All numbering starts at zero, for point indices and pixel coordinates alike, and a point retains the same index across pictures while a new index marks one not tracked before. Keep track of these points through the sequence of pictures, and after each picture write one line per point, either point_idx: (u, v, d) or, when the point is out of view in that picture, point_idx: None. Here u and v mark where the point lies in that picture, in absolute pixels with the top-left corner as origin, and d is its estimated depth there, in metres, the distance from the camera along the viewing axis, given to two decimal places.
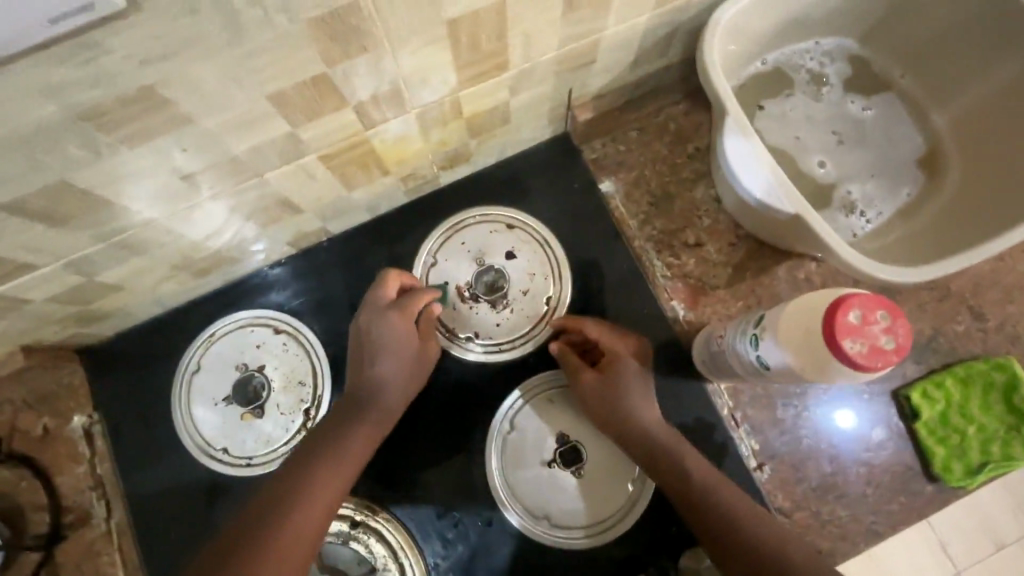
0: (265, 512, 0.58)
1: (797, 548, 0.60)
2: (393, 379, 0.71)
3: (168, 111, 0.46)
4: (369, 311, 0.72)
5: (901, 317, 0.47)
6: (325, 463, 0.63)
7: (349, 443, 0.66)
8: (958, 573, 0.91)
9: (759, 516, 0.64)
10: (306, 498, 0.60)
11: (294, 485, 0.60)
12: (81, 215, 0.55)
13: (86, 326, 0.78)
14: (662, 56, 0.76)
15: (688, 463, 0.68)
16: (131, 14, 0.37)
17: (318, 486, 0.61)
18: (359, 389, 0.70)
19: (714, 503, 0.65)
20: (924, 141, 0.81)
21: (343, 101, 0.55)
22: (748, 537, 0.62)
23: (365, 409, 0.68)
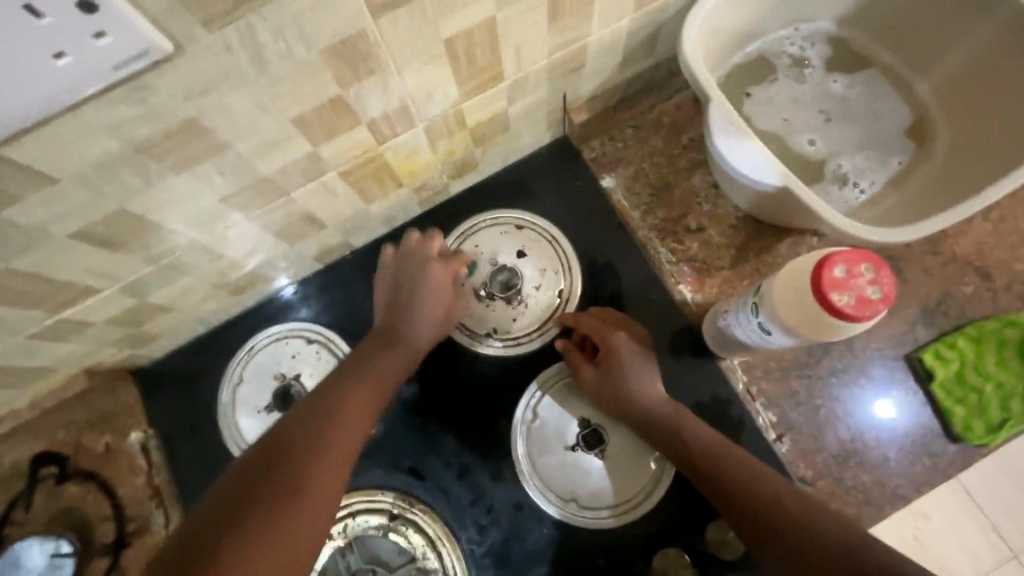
0: (313, 420, 0.62)
1: (823, 513, 0.62)
2: (425, 326, 0.77)
3: (207, 140, 0.53)
4: (410, 261, 0.79)
5: (885, 267, 0.50)
6: (360, 389, 0.68)
7: (379, 373, 0.71)
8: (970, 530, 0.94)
9: (759, 468, 0.68)
10: (348, 414, 0.64)
11: (337, 404, 0.65)
12: (135, 240, 0.62)
13: (138, 347, 0.85)
14: (648, 55, 0.81)
15: (690, 439, 0.72)
16: (176, 57, 0.43)
17: (356, 406, 0.66)
18: (394, 330, 0.76)
19: (723, 466, 0.69)
20: (912, 111, 0.84)
21: (357, 119, 0.62)
22: (770, 502, 0.65)
23: (394, 345, 0.75)
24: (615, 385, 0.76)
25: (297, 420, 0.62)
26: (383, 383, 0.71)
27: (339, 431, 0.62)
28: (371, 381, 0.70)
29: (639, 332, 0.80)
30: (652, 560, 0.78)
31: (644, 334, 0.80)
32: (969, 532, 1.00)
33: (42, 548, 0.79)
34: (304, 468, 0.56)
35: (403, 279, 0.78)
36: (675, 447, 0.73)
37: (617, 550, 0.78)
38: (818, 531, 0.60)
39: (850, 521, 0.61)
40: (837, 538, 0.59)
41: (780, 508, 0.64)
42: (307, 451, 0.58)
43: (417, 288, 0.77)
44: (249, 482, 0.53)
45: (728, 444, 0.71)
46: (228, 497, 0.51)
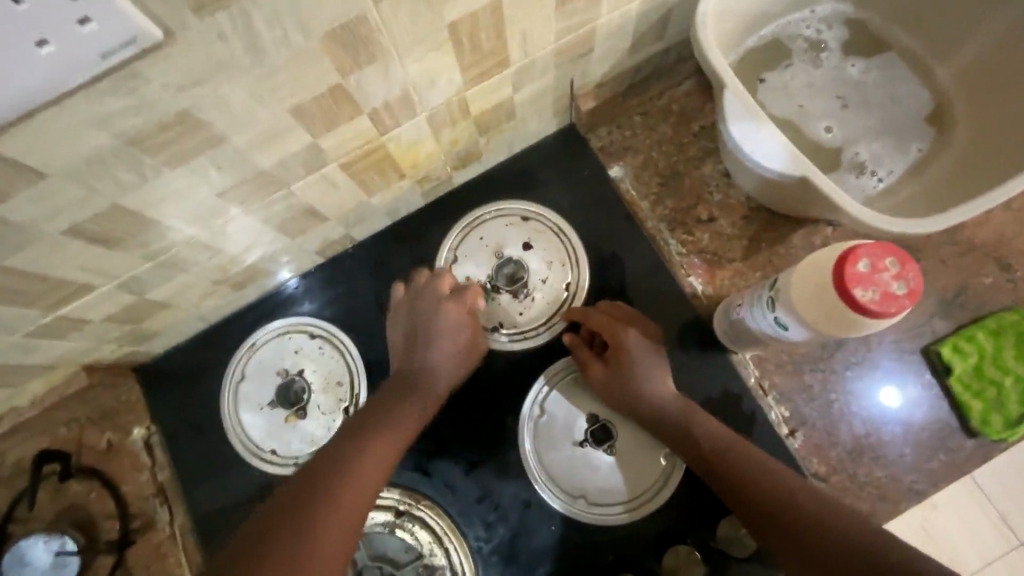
0: (325, 475, 0.62)
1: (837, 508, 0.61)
2: (445, 362, 0.76)
3: (202, 132, 0.51)
4: (426, 300, 0.78)
5: (911, 262, 0.48)
6: (380, 436, 0.67)
7: (400, 417, 0.70)
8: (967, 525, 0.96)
9: (771, 464, 0.67)
10: (364, 468, 0.63)
11: (353, 455, 0.64)
12: (131, 236, 0.60)
13: (138, 344, 0.84)
14: (658, 39, 0.78)
15: (701, 436, 0.71)
16: (167, 45, 0.41)
17: (374, 456, 0.65)
18: (414, 370, 0.75)
19: (735, 461, 0.68)
20: (931, 96, 0.81)
21: (358, 108, 0.59)
22: (783, 500, 0.63)
23: (414, 388, 0.74)
24: (625, 382, 0.75)
25: (310, 476, 0.62)
26: (404, 429, 0.70)
27: (352, 487, 0.61)
28: (389, 428, 0.68)
29: (650, 327, 0.78)
30: (661, 556, 0.77)
31: (656, 330, 0.78)
32: (981, 523, 0.99)
33: (47, 547, 0.78)
34: (309, 527, 0.56)
35: (420, 318, 0.77)
36: (685, 443, 0.72)
37: (626, 547, 0.77)
38: (834, 530, 0.58)
39: (864, 519, 0.59)
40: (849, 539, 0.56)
41: (793, 506, 0.62)
42: (317, 508, 0.58)
43: (431, 327, 0.76)
44: (254, 545, 0.54)
45: (740, 441, 0.70)
46: (232, 560, 0.52)
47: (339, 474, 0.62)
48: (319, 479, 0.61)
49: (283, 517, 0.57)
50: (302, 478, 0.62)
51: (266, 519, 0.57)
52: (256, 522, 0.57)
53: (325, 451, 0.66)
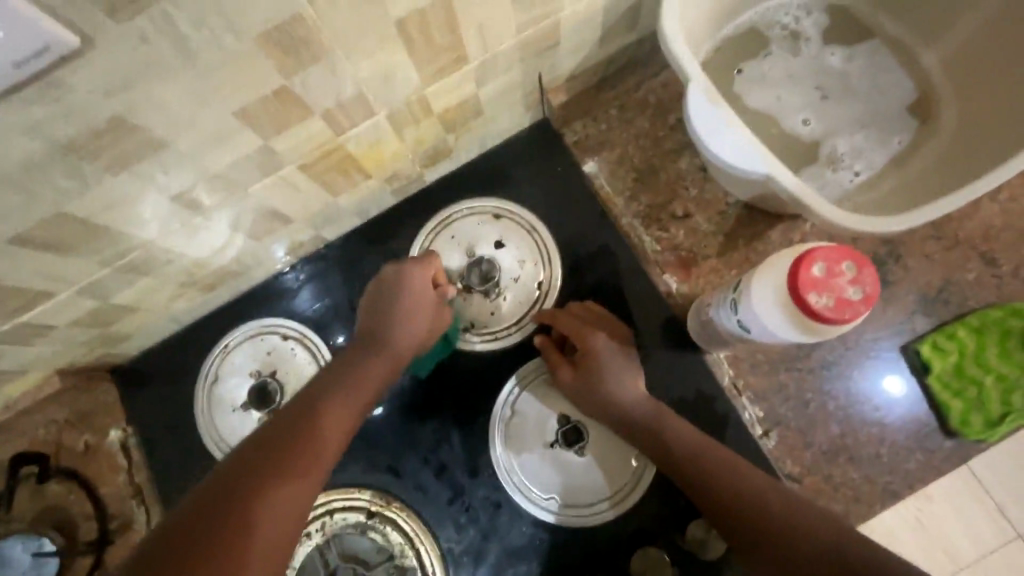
0: (286, 436, 0.58)
1: (809, 514, 0.59)
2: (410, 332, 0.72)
3: (142, 137, 0.50)
4: (395, 277, 0.73)
5: (868, 265, 0.46)
6: (337, 404, 0.63)
7: (360, 387, 0.67)
8: (946, 533, 0.97)
9: (742, 465, 0.65)
10: (318, 437, 0.59)
11: (307, 423, 0.60)
12: (84, 243, 0.59)
13: (111, 347, 0.84)
14: (629, 30, 0.76)
15: (670, 438, 0.69)
16: (87, 51, 0.40)
17: (334, 415, 0.62)
18: (379, 335, 0.71)
19: (704, 466, 0.66)
20: (915, 85, 0.78)
21: (307, 109, 0.58)
22: (759, 508, 0.61)
23: (376, 352, 0.70)
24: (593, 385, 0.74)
25: (266, 442, 0.57)
26: (364, 393, 0.67)
27: (315, 448, 0.58)
28: (350, 391, 0.65)
29: (618, 332, 0.77)
30: (631, 557, 0.76)
31: (625, 333, 0.77)
32: (970, 517, 0.98)
33: (25, 547, 0.79)
34: (267, 496, 0.52)
35: (385, 290, 0.73)
36: (654, 446, 0.71)
37: (597, 547, 0.77)
38: (808, 528, 0.57)
39: (828, 514, 0.59)
40: (812, 535, 0.56)
41: (759, 506, 0.61)
42: (279, 472, 0.54)
43: (400, 299, 0.72)
44: (215, 505, 0.50)
45: (711, 442, 0.68)
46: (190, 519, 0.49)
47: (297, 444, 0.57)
48: (280, 437, 0.58)
49: (244, 475, 0.53)
50: (257, 442, 0.58)
51: (219, 484, 0.53)
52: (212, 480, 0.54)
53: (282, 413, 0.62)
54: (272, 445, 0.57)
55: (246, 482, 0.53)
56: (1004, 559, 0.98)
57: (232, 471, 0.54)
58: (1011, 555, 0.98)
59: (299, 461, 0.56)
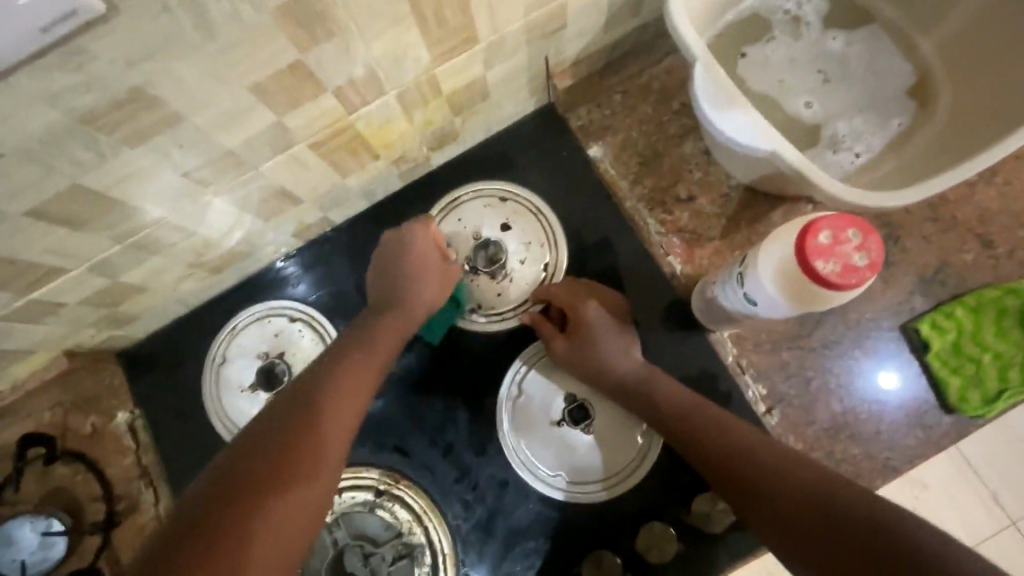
0: (295, 414, 0.58)
1: (796, 466, 0.59)
2: (418, 301, 0.74)
3: (160, 110, 0.51)
4: (402, 245, 0.75)
5: (873, 232, 0.47)
6: (353, 364, 0.65)
7: (374, 344, 0.68)
8: (942, 512, 0.99)
9: (728, 420, 0.67)
10: (335, 396, 0.61)
11: (325, 383, 0.62)
12: (98, 218, 0.60)
13: (118, 328, 0.84)
14: (634, 14, 0.77)
15: (662, 398, 0.71)
16: (111, 18, 0.41)
17: (352, 371, 0.64)
18: (387, 310, 0.72)
19: (695, 424, 0.68)
20: (914, 69, 0.79)
21: (321, 86, 0.59)
22: (745, 462, 0.62)
23: (389, 317, 0.72)
24: (586, 352, 0.74)
25: (286, 403, 0.60)
26: (375, 366, 0.67)
27: (327, 424, 0.58)
28: (367, 351, 0.67)
29: (610, 297, 0.78)
30: (637, 533, 0.77)
31: (618, 298, 0.78)
32: (967, 500, 1.00)
33: (33, 527, 0.78)
34: (291, 452, 0.54)
35: (392, 262, 0.75)
36: (648, 407, 0.72)
37: (603, 524, 0.78)
38: (790, 478, 0.58)
39: (817, 464, 0.60)
40: (790, 485, 0.58)
41: (752, 462, 0.62)
42: (300, 431, 0.56)
43: (408, 266, 0.75)
44: (229, 488, 0.50)
45: (700, 402, 0.69)
46: (206, 506, 0.48)
47: (316, 403, 0.59)
48: (291, 415, 0.58)
49: (267, 435, 0.56)
50: (277, 405, 0.60)
51: (244, 447, 0.55)
52: (223, 463, 0.53)
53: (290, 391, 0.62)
54: (284, 424, 0.57)
55: (259, 464, 0.53)
56: (1001, 542, 1.00)
57: (245, 451, 0.54)
58: (1008, 537, 1.00)
59: (312, 439, 0.56)
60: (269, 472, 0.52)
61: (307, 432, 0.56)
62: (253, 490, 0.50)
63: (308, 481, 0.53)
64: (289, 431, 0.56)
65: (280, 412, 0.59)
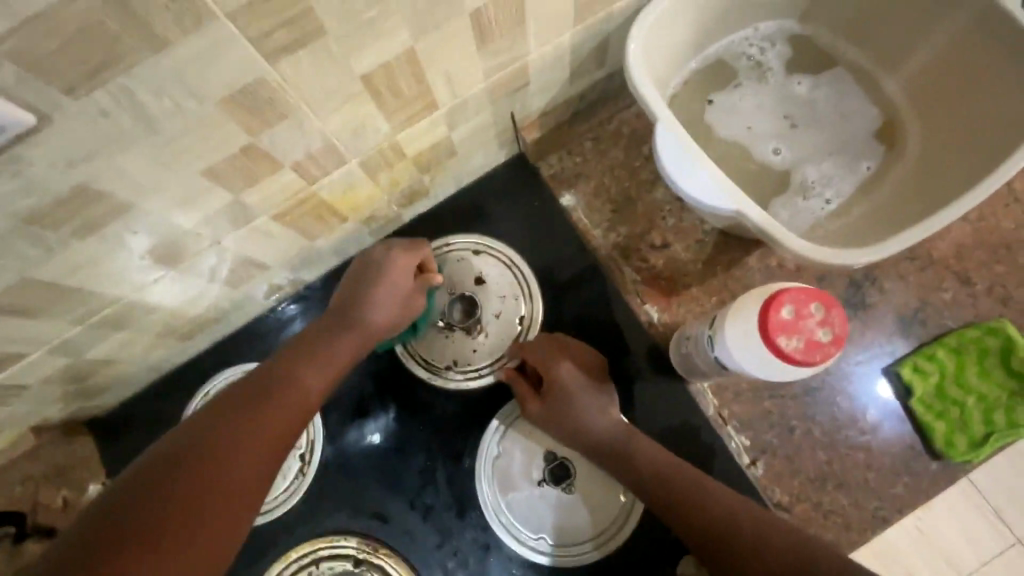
0: (229, 417, 0.56)
1: (774, 533, 0.60)
2: (381, 314, 0.71)
3: (108, 202, 0.50)
4: (373, 259, 0.73)
5: (835, 306, 0.47)
6: (300, 378, 0.62)
7: (326, 359, 0.65)
8: (944, 549, 0.97)
9: (707, 482, 0.66)
10: (272, 413, 0.58)
11: (267, 394, 0.59)
12: (52, 305, 0.58)
13: (87, 400, 0.82)
14: (597, 67, 0.77)
15: (641, 460, 0.69)
16: (45, 127, 0.40)
17: (299, 387, 0.61)
18: (343, 316, 0.70)
19: (674, 487, 0.67)
20: (880, 111, 0.80)
21: (277, 164, 0.58)
22: (724, 528, 0.63)
23: (349, 331, 0.69)
24: (562, 411, 0.73)
25: (223, 409, 0.57)
26: (326, 374, 0.65)
27: (260, 432, 0.56)
28: (316, 367, 0.64)
29: (589, 357, 0.76)
30: None
31: (595, 355, 0.76)
32: (968, 521, 0.97)
33: None
34: (212, 467, 0.51)
35: (360, 273, 0.73)
36: (626, 468, 0.70)
37: None
38: (769, 546, 0.59)
39: (794, 529, 0.60)
40: (765, 548, 0.59)
41: (737, 537, 0.61)
42: (228, 444, 0.53)
43: (380, 285, 0.71)
44: (139, 497, 0.46)
45: (678, 464, 0.69)
46: (119, 504, 0.46)
47: (250, 417, 0.56)
48: (224, 419, 0.55)
49: (194, 444, 0.52)
50: (212, 409, 0.57)
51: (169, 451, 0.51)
52: (144, 462, 0.51)
53: (230, 392, 0.60)
54: (220, 426, 0.54)
55: (185, 466, 0.50)
56: (1005, 562, 0.98)
57: (167, 456, 0.51)
58: (1011, 556, 0.98)
59: (248, 447, 0.54)
60: (197, 476, 0.49)
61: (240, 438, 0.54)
62: (174, 492, 0.48)
63: (238, 489, 0.51)
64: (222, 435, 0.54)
65: (214, 413, 0.56)
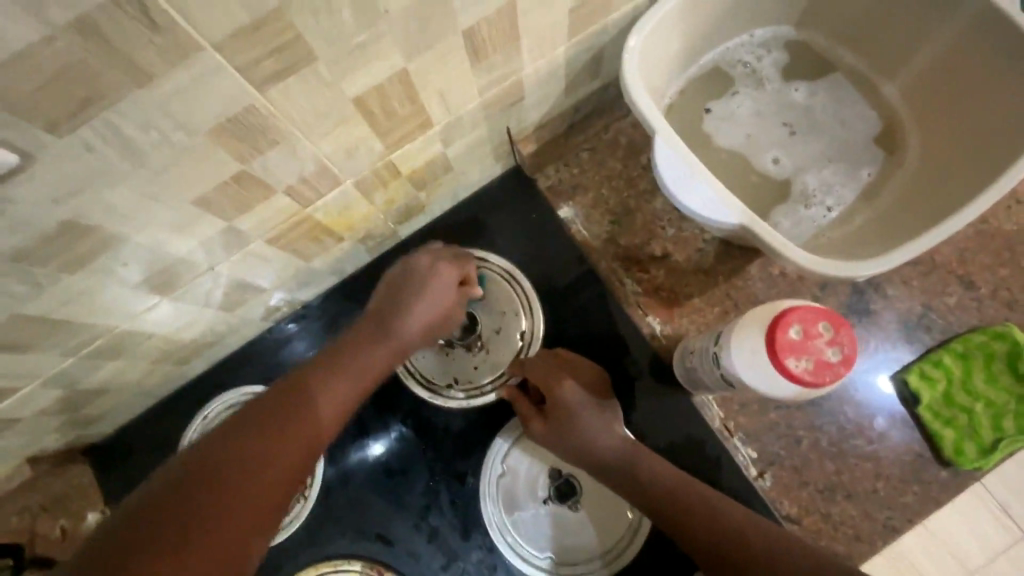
0: (255, 429, 0.55)
1: (781, 549, 0.59)
2: (416, 326, 0.69)
3: (97, 236, 0.49)
4: (415, 269, 0.71)
5: (844, 325, 0.47)
6: (328, 393, 0.60)
7: (356, 372, 0.63)
8: (956, 554, 0.96)
9: (712, 497, 0.66)
10: (297, 428, 0.56)
11: (295, 406, 0.58)
12: (43, 339, 0.57)
13: (83, 429, 0.81)
14: (592, 79, 0.76)
15: (645, 478, 0.69)
16: (28, 166, 0.39)
17: (327, 403, 0.60)
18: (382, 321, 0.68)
19: (679, 503, 0.66)
20: (879, 116, 0.79)
21: (271, 189, 0.57)
22: (731, 544, 0.62)
23: (382, 343, 0.67)
24: (567, 430, 0.72)
25: (252, 419, 0.55)
26: (356, 388, 0.63)
27: (284, 449, 0.54)
28: (346, 380, 0.62)
29: (590, 371, 0.75)
30: None
31: (596, 371, 0.76)
32: (976, 519, 0.96)
33: None
34: (234, 484, 0.50)
35: (401, 279, 0.70)
36: (629, 485, 0.70)
37: None
38: (776, 562, 0.58)
39: (800, 542, 0.60)
40: (774, 566, 0.58)
41: (740, 548, 0.61)
42: (252, 460, 0.52)
43: (419, 296, 0.69)
44: (161, 509, 0.46)
45: (681, 479, 0.68)
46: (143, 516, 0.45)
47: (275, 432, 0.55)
48: (251, 429, 0.54)
49: (218, 456, 0.51)
50: (240, 418, 0.56)
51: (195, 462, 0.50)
52: (171, 473, 0.50)
53: (259, 399, 0.58)
54: (247, 439, 0.53)
55: (208, 481, 0.49)
56: (1015, 561, 0.97)
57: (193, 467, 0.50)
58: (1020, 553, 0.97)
59: (270, 465, 0.53)
60: (220, 493, 0.49)
61: (266, 455, 0.53)
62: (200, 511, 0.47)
63: (258, 510, 0.50)
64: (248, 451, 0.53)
65: (241, 423, 0.55)
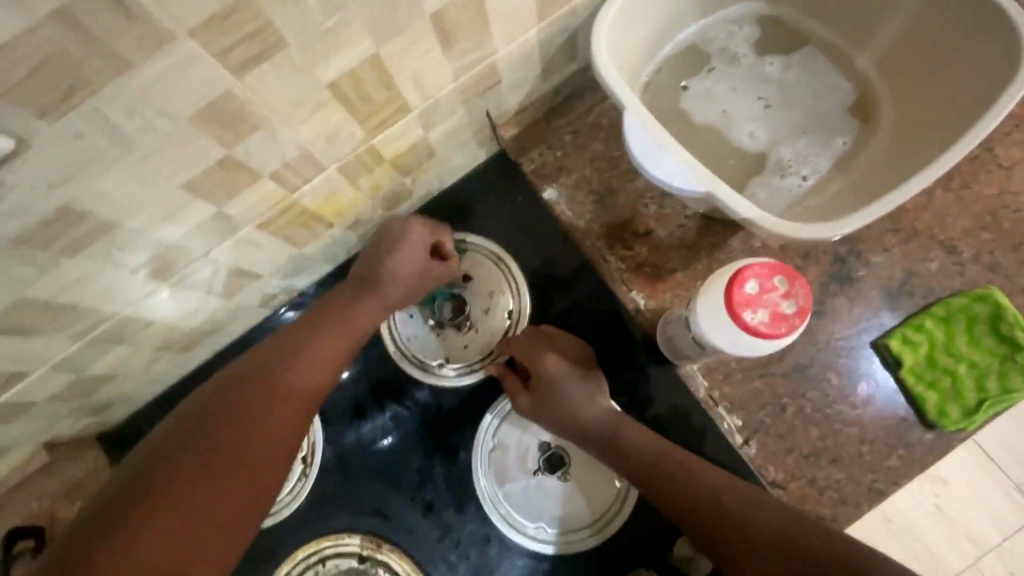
0: (239, 392, 0.58)
1: (757, 510, 0.61)
2: (396, 285, 0.71)
3: (93, 222, 0.52)
4: (391, 229, 0.73)
5: (799, 278, 0.51)
6: (308, 359, 0.63)
7: (337, 332, 0.66)
8: (959, 523, 0.95)
9: (693, 463, 0.68)
10: (279, 391, 0.59)
11: (277, 372, 0.61)
12: (49, 323, 0.61)
13: (94, 415, 0.85)
14: (568, 61, 0.78)
15: (628, 447, 0.71)
16: (24, 150, 0.43)
17: (304, 366, 0.62)
18: (365, 282, 0.71)
19: (662, 470, 0.68)
20: (854, 86, 0.80)
21: (256, 174, 0.60)
22: (711, 510, 0.63)
23: (361, 306, 0.69)
24: (552, 403, 0.74)
25: (236, 382, 0.59)
26: (332, 349, 0.65)
27: (268, 410, 0.58)
28: (324, 345, 0.65)
29: (571, 345, 0.78)
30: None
31: (578, 346, 0.78)
32: (989, 493, 0.96)
33: None
34: (218, 442, 0.53)
35: (378, 243, 0.72)
36: (614, 454, 0.72)
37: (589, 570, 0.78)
38: (752, 523, 0.60)
39: (777, 502, 0.62)
40: (751, 529, 0.60)
41: (718, 513, 0.63)
42: (233, 422, 0.55)
43: (393, 257, 0.71)
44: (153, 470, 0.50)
45: (664, 445, 0.70)
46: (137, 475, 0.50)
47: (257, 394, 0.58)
48: (234, 392, 0.58)
49: (204, 418, 0.55)
50: (227, 381, 0.60)
51: (184, 426, 0.55)
52: (165, 433, 0.55)
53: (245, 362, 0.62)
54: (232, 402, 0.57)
55: (195, 441, 0.53)
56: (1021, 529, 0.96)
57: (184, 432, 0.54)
58: None
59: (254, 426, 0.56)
60: (206, 451, 0.52)
61: (248, 417, 0.56)
62: (189, 466, 0.51)
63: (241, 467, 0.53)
64: (232, 409, 0.56)
65: (224, 387, 0.59)
